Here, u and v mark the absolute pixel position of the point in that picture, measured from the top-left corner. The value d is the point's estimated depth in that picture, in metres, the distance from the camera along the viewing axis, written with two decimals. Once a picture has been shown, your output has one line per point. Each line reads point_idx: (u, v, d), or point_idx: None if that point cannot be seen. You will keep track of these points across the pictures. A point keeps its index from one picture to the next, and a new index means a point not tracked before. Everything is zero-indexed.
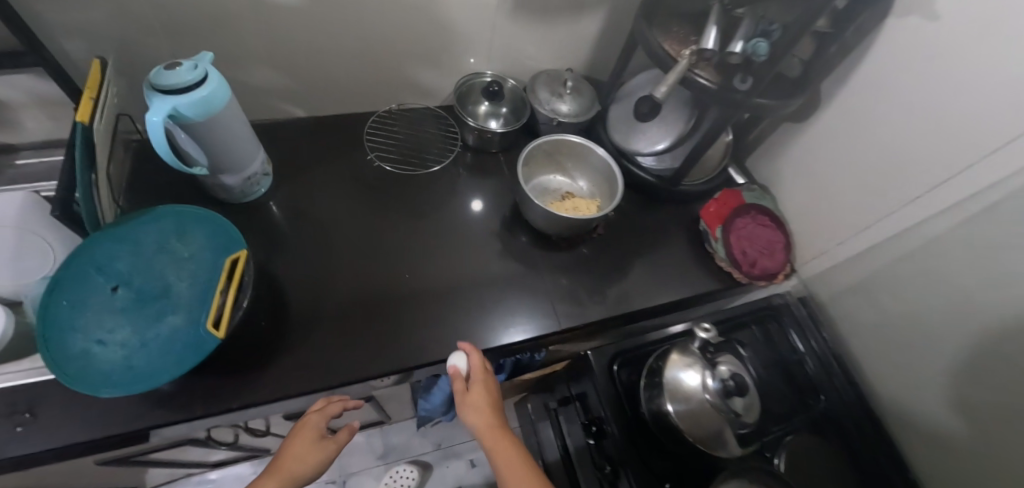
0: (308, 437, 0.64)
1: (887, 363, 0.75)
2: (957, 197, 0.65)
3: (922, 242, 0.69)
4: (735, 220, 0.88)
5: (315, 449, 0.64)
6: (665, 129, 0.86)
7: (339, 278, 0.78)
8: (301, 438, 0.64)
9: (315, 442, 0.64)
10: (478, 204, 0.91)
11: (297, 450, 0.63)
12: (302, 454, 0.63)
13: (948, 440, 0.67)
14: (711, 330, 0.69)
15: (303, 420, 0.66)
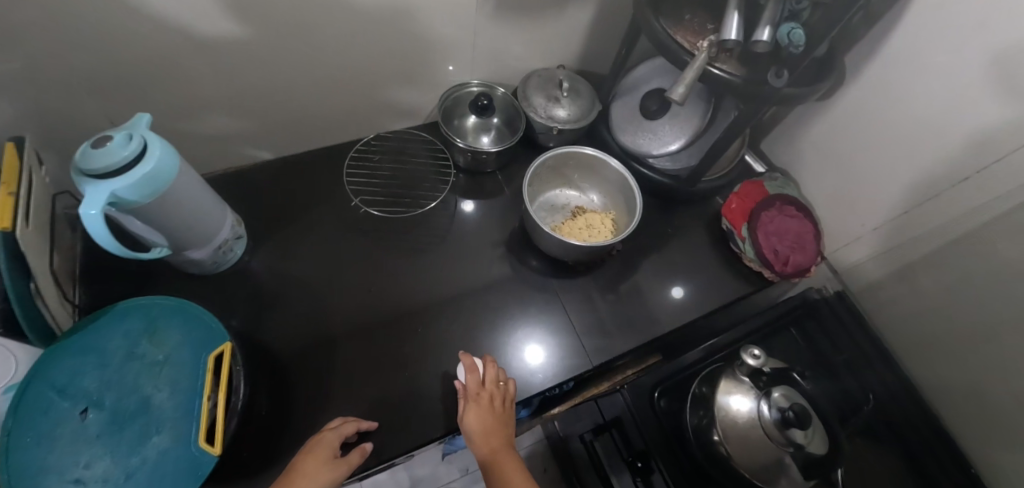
0: (323, 450, 0.56)
1: (943, 354, 0.71)
2: (1013, 184, 0.57)
3: (966, 231, 0.64)
4: (760, 214, 0.80)
5: (326, 467, 0.54)
6: (679, 127, 0.78)
7: (344, 343, 0.71)
8: (314, 456, 0.55)
9: (328, 462, 0.55)
10: (471, 204, 0.85)
11: (309, 465, 0.54)
12: (314, 469, 0.53)
13: (1011, 437, 0.63)
14: (761, 357, 0.63)
15: (313, 440, 0.58)
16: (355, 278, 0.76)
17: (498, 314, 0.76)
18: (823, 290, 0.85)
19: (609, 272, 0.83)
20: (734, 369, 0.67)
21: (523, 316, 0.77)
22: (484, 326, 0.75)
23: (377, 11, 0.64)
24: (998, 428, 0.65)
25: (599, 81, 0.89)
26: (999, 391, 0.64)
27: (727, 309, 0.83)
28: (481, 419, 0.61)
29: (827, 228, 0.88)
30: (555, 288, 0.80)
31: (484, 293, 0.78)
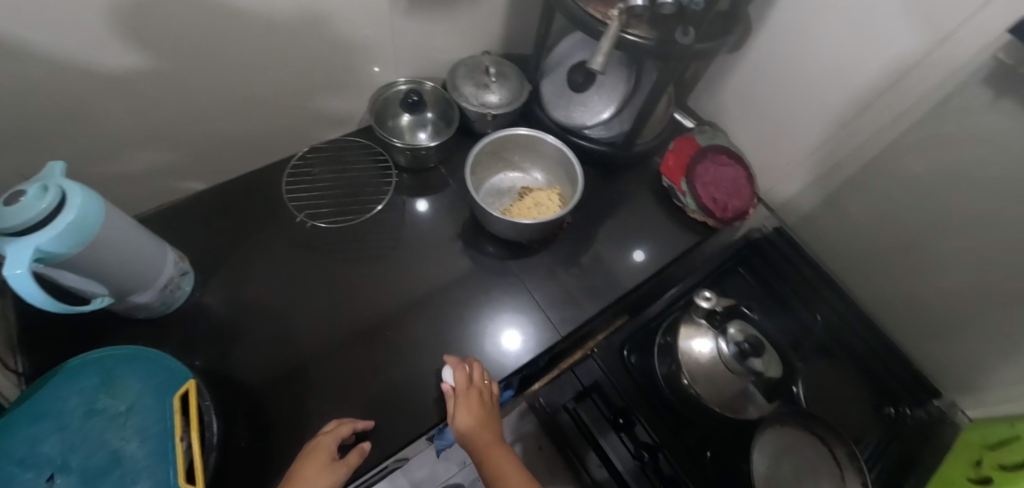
0: (320, 452, 0.57)
1: (881, 265, 0.80)
2: (913, 101, 0.65)
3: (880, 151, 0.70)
4: (696, 167, 0.84)
5: (326, 470, 0.55)
6: (607, 97, 0.81)
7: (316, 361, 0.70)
8: (312, 461, 0.55)
9: (327, 465, 0.55)
10: (423, 203, 0.85)
11: (309, 470, 0.54)
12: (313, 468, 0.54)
13: (950, 322, 0.73)
14: (712, 298, 0.68)
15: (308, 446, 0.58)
16: (316, 295, 0.76)
17: (464, 305, 0.78)
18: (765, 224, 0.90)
19: (566, 248, 0.85)
20: (691, 314, 0.70)
21: (489, 302, 0.79)
22: (452, 319, 0.76)
23: (291, 23, 0.63)
24: (942, 319, 0.74)
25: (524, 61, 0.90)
26: (939, 286, 0.72)
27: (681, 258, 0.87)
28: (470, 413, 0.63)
29: (760, 171, 0.93)
30: (516, 270, 0.82)
31: (447, 287, 0.79)
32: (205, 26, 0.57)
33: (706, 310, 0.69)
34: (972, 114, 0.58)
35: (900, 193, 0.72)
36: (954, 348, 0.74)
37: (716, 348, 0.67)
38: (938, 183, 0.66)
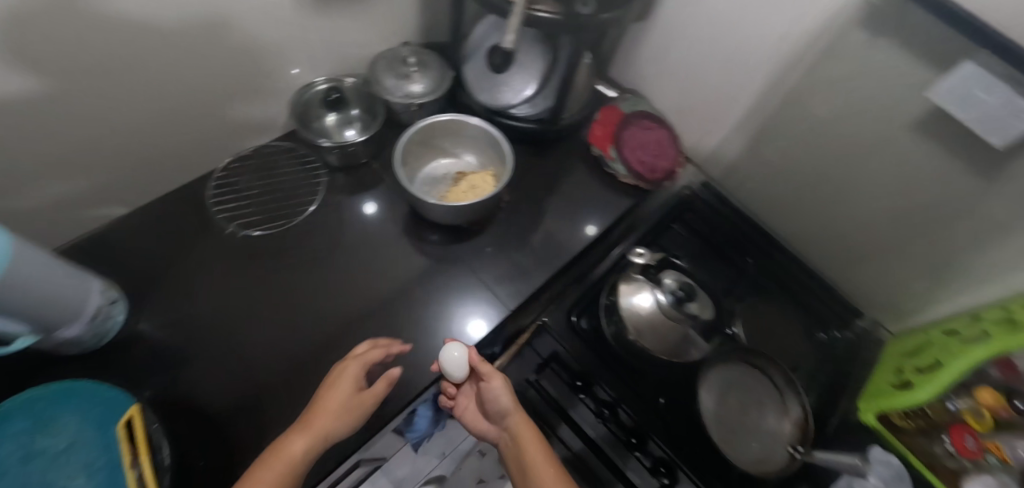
0: (346, 376, 0.62)
1: (807, 202, 0.86)
2: (812, 40, 0.69)
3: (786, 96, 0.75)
4: (622, 135, 0.88)
5: (353, 403, 0.60)
6: (526, 74, 0.82)
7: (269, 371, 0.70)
8: (338, 389, 0.61)
9: (353, 395, 0.61)
10: (370, 205, 0.85)
11: (334, 399, 0.60)
12: (336, 395, 0.60)
13: (880, 245, 0.79)
14: (645, 254, 0.74)
15: (337, 370, 0.63)
16: (261, 304, 0.75)
17: (414, 297, 0.79)
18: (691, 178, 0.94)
19: (507, 226, 0.87)
20: (628, 272, 0.74)
21: (439, 290, 0.80)
22: (404, 312, 0.77)
23: (199, 31, 0.62)
24: (875, 244, 0.80)
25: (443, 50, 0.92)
26: (868, 214, 0.78)
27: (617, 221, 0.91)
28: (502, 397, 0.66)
29: (683, 132, 0.98)
30: (461, 254, 0.84)
31: (394, 278, 0.80)
32: (102, 43, 0.55)
33: (641, 265, 0.75)
34: (879, 45, 0.63)
35: (817, 132, 0.77)
36: (885, 270, 0.81)
37: (654, 297, 0.71)
38: (852, 114, 0.71)
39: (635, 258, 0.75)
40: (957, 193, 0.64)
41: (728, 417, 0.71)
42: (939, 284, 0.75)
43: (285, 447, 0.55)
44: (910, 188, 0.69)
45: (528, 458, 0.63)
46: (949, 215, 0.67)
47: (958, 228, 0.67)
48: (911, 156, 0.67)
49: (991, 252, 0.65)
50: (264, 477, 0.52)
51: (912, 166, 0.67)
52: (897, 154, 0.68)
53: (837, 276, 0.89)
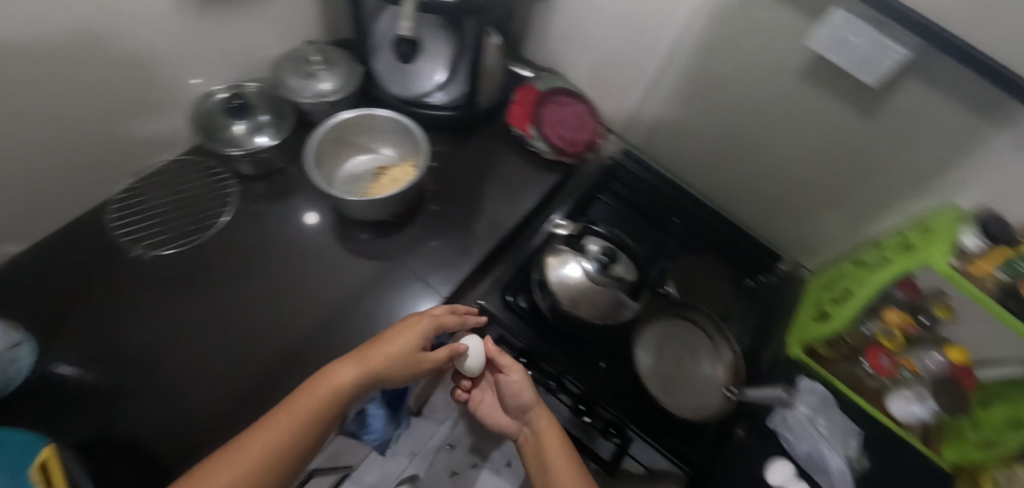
0: (416, 331, 0.61)
1: (723, 157, 0.89)
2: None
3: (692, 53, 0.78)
4: (540, 113, 0.89)
5: (410, 359, 0.60)
6: (434, 60, 0.82)
7: (190, 393, 0.64)
8: (403, 339, 0.61)
9: (410, 354, 0.60)
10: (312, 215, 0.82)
11: (395, 348, 0.59)
12: (397, 348, 0.59)
13: (803, 185, 0.83)
14: (567, 226, 0.78)
15: (407, 321, 0.62)
16: (178, 325, 0.70)
17: (345, 296, 0.75)
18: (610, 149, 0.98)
19: (433, 215, 0.83)
20: (554, 245, 0.75)
21: (370, 286, 0.77)
22: (335, 312, 0.74)
23: (82, 34, 0.58)
24: (794, 185, 0.85)
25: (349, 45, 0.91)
26: (784, 157, 0.82)
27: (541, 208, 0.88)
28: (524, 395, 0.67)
29: (598, 106, 0.99)
30: (391, 250, 0.80)
31: (321, 280, 0.76)
32: None
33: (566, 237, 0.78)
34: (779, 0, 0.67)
35: (727, 83, 0.79)
36: (802, 209, 0.87)
37: (576, 265, 0.73)
38: (757, 63, 0.74)
39: (558, 231, 0.78)
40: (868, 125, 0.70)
41: (666, 370, 0.73)
42: (838, 218, 0.83)
43: (342, 385, 0.55)
44: (824, 124, 0.74)
45: (548, 452, 0.63)
46: (861, 147, 0.73)
47: (852, 164, 0.76)
48: (827, 91, 0.70)
49: (879, 185, 0.75)
50: (304, 418, 0.52)
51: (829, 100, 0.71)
52: (808, 92, 0.72)
53: (754, 224, 0.94)
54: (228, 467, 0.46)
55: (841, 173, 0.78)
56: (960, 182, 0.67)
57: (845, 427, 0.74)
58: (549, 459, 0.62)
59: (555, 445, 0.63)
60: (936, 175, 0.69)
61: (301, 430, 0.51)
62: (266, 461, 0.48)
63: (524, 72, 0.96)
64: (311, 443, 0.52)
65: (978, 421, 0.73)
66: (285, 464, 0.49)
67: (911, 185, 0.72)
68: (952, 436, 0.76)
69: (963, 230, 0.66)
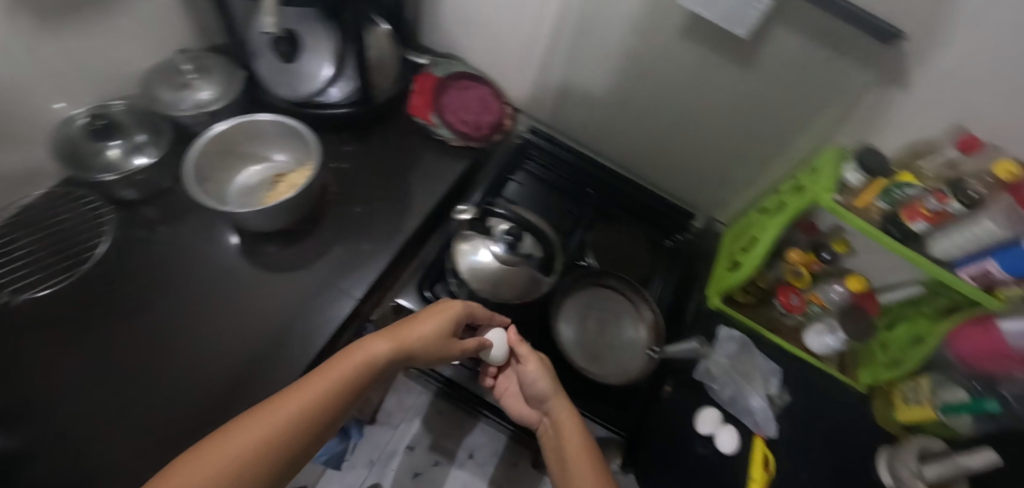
0: (450, 311, 0.62)
1: (627, 124, 0.90)
2: None
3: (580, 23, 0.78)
4: (441, 101, 0.89)
5: (437, 341, 0.61)
6: (317, 56, 0.77)
7: (77, 441, 0.56)
8: (436, 320, 0.61)
9: (440, 338, 0.61)
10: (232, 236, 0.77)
11: (428, 327, 0.60)
12: (427, 328, 0.60)
13: (706, 142, 0.85)
14: (467, 207, 0.71)
15: (440, 303, 0.63)
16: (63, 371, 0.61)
17: (253, 312, 0.70)
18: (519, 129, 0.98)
19: (340, 216, 0.80)
20: (462, 232, 0.72)
21: (278, 298, 0.72)
22: (239, 331, 0.68)
23: None
24: (697, 143, 0.86)
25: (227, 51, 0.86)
26: (683, 117, 0.84)
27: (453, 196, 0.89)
28: (543, 382, 0.65)
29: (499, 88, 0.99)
30: (297, 258, 0.76)
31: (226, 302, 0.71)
32: None
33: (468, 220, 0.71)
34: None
35: (617, 49, 0.79)
36: (707, 167, 0.89)
37: (484, 248, 0.71)
38: (642, 26, 0.74)
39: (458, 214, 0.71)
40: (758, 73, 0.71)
41: (590, 338, 0.74)
42: (741, 170, 0.86)
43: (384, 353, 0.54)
44: (715, 79, 0.75)
45: (566, 445, 0.59)
46: (754, 97, 0.75)
47: (742, 117, 0.78)
48: (710, 47, 0.72)
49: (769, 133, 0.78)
50: (342, 380, 0.50)
51: (714, 55, 0.72)
52: (692, 49, 0.73)
53: (666, 186, 0.97)
54: (266, 418, 0.43)
55: (739, 126, 0.80)
56: (837, 122, 0.72)
57: (767, 369, 0.77)
58: (567, 457, 0.58)
59: (576, 440, 0.59)
60: (815, 118, 0.73)
61: (340, 390, 0.49)
62: (306, 413, 0.45)
63: (421, 61, 0.92)
64: (342, 408, 0.49)
65: (883, 344, 0.83)
66: (319, 424, 0.46)
67: (797, 130, 0.76)
68: (863, 363, 0.85)
69: (845, 165, 0.70)
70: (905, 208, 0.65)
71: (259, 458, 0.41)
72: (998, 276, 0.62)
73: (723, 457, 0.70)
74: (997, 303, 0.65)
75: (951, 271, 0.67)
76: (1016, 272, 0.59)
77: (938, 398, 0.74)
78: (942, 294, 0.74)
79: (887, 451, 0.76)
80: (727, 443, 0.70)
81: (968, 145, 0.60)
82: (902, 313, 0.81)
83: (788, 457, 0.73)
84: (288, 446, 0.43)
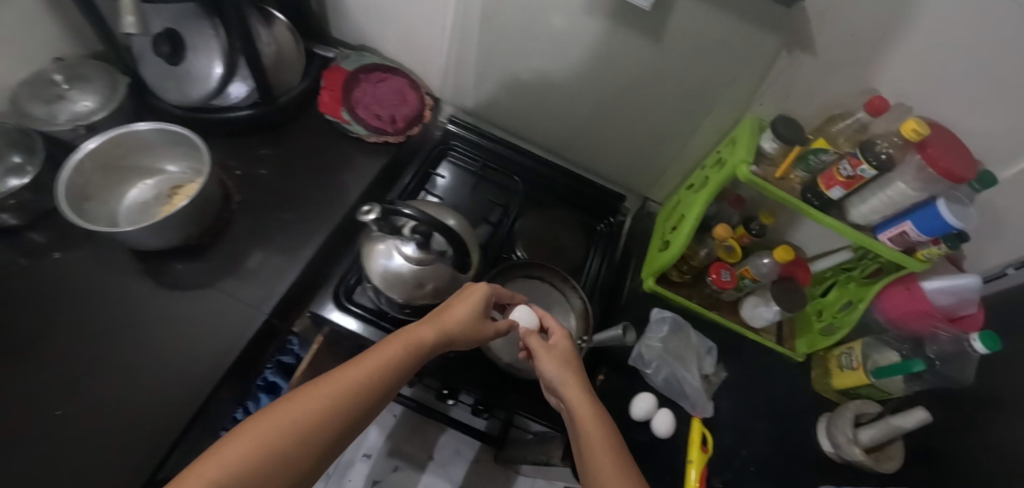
0: (477, 293, 0.61)
1: (548, 107, 0.87)
2: None
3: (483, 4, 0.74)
4: (352, 95, 0.85)
5: (468, 325, 0.60)
6: (205, 55, 0.72)
7: None
8: (462, 303, 0.60)
9: (470, 323, 0.60)
10: (98, 261, 0.70)
11: (456, 311, 0.60)
12: (456, 314, 0.59)
13: (628, 122, 0.82)
14: (373, 206, 0.60)
15: (468, 287, 0.62)
16: None
17: (148, 338, 0.65)
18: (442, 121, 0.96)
19: (248, 227, 0.75)
20: (373, 236, 0.68)
21: (179, 320, 0.67)
22: (135, 360, 0.63)
23: None
24: (620, 123, 0.83)
25: (109, 57, 0.79)
26: (601, 98, 0.80)
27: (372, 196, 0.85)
28: (558, 372, 0.58)
29: (419, 78, 0.95)
30: (200, 276, 0.71)
31: (122, 330, 0.65)
32: None
33: (376, 220, 0.61)
34: None
35: (526, 30, 0.75)
36: (633, 146, 0.86)
37: (393, 252, 0.66)
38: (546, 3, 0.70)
39: (364, 214, 0.60)
40: (668, 46, 0.68)
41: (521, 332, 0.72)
42: (666, 147, 0.83)
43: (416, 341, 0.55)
44: (624, 53, 0.72)
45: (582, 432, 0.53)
46: (666, 71, 0.71)
47: (659, 94, 0.75)
48: (615, 20, 0.68)
49: (687, 108, 0.75)
50: (373, 369, 0.50)
51: (622, 29, 0.69)
52: (597, 24, 0.70)
53: (596, 168, 0.95)
54: (295, 404, 0.45)
55: (655, 104, 0.77)
56: (751, 92, 0.69)
57: (702, 348, 0.76)
58: (586, 446, 0.51)
59: (597, 439, 0.51)
60: (729, 89, 0.70)
61: (374, 376, 0.50)
62: (335, 398, 0.46)
63: (327, 53, 0.88)
64: (374, 396, 0.49)
65: (819, 310, 0.82)
66: (351, 409, 0.47)
67: (713, 106, 0.73)
68: (802, 331, 0.84)
69: (761, 135, 0.67)
70: (823, 175, 0.64)
71: (286, 440, 0.42)
72: (914, 237, 0.61)
73: (659, 440, 0.68)
74: (920, 265, 0.64)
75: (872, 236, 0.67)
76: (930, 233, 0.59)
77: (870, 362, 0.72)
78: (871, 260, 0.72)
79: (827, 415, 0.75)
80: (664, 426, 0.68)
81: (875, 108, 0.57)
82: (836, 279, 0.80)
83: (729, 436, 0.72)
84: (317, 430, 0.44)
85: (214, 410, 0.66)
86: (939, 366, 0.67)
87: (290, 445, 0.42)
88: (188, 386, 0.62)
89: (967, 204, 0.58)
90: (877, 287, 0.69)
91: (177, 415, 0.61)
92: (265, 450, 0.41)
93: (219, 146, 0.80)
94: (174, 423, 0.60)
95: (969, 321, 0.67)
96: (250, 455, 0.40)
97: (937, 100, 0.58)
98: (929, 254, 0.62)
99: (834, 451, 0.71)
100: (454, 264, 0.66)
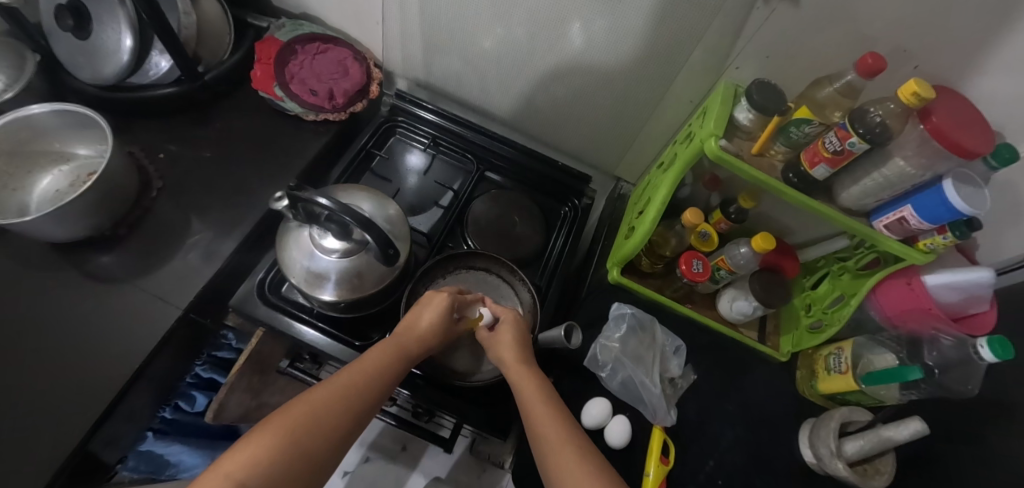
0: (441, 298, 0.56)
1: (503, 77, 0.77)
2: None
3: None
4: (285, 70, 0.78)
5: (432, 328, 0.54)
6: (112, 27, 0.66)
7: None
8: (426, 308, 0.55)
9: (436, 328, 0.54)
10: None
11: (417, 318, 0.55)
12: (422, 322, 0.54)
13: (586, 91, 0.73)
14: (281, 196, 0.53)
15: (428, 294, 0.57)
16: None
17: (47, 335, 0.59)
18: (391, 94, 0.88)
19: (171, 213, 0.70)
20: (295, 228, 0.61)
21: (87, 313, 0.62)
22: (28, 363, 0.57)
23: None
24: (579, 93, 0.74)
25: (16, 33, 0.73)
26: (557, 63, 0.70)
27: (311, 177, 0.78)
28: (510, 357, 0.53)
29: (366, 48, 0.88)
30: (111, 268, 0.65)
31: (16, 330, 0.59)
32: None
33: (290, 211, 0.54)
34: None
35: None
36: (595, 119, 0.77)
37: (314, 251, 0.59)
38: None
39: (276, 205, 0.54)
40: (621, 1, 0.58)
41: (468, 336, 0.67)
42: (633, 120, 0.74)
43: (400, 348, 0.51)
44: (575, 9, 0.61)
45: (530, 412, 0.47)
46: (621, 30, 0.62)
47: (621, 57, 0.65)
48: None
49: (654, 73, 0.65)
50: (368, 371, 0.47)
51: None
52: None
53: (558, 146, 0.87)
54: (305, 405, 0.41)
55: (612, 72, 0.68)
56: (725, 51, 0.58)
57: (666, 346, 0.69)
58: (535, 425, 0.46)
59: (554, 424, 0.45)
60: (697, 50, 0.60)
61: (372, 379, 0.46)
62: (333, 402, 0.42)
63: (261, 24, 0.82)
64: (377, 399, 0.46)
65: (808, 304, 0.71)
66: (354, 413, 0.43)
67: (678, 71, 0.64)
68: (788, 327, 0.74)
69: (735, 105, 0.56)
70: (806, 150, 0.53)
71: (289, 449, 0.38)
72: (916, 226, 0.51)
73: (611, 449, 0.62)
74: (921, 258, 0.53)
75: (867, 223, 0.56)
76: (934, 220, 0.48)
77: (861, 365, 0.63)
78: (868, 250, 0.61)
79: (811, 420, 0.67)
80: (617, 434, 0.62)
81: (867, 68, 0.45)
82: (828, 270, 0.69)
83: (695, 441, 0.64)
84: (326, 432, 0.40)
85: (127, 410, 0.62)
86: (937, 375, 0.56)
87: (306, 449, 0.39)
88: (98, 384, 0.58)
89: (978, 185, 0.47)
90: (872, 282, 0.59)
91: (87, 413, 0.56)
92: (278, 459, 0.37)
93: (140, 126, 0.73)
94: (73, 430, 0.55)
95: (976, 321, 0.57)
96: (269, 460, 0.37)
97: (938, 56, 0.48)
98: (933, 244, 0.51)
99: (815, 462, 0.62)
100: (388, 257, 0.56)
